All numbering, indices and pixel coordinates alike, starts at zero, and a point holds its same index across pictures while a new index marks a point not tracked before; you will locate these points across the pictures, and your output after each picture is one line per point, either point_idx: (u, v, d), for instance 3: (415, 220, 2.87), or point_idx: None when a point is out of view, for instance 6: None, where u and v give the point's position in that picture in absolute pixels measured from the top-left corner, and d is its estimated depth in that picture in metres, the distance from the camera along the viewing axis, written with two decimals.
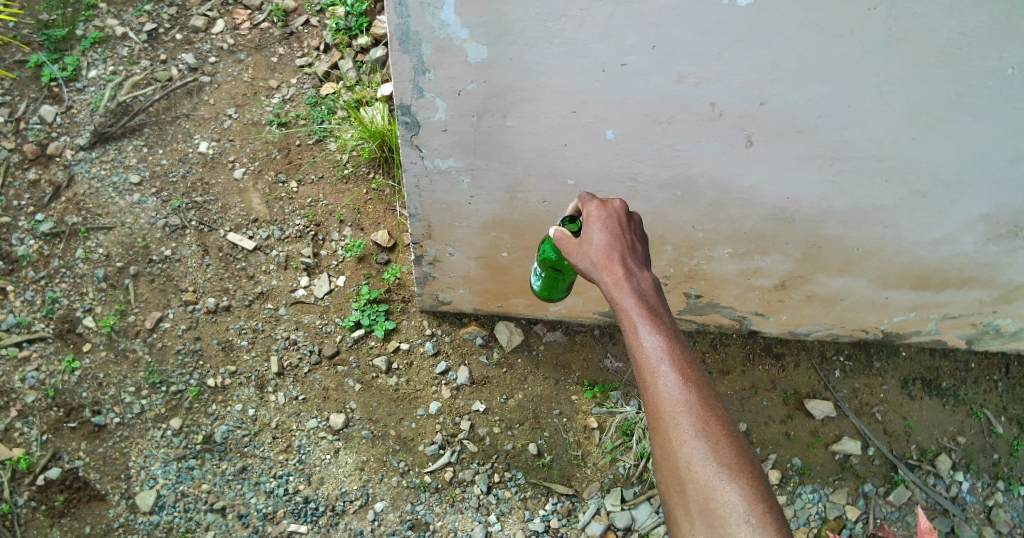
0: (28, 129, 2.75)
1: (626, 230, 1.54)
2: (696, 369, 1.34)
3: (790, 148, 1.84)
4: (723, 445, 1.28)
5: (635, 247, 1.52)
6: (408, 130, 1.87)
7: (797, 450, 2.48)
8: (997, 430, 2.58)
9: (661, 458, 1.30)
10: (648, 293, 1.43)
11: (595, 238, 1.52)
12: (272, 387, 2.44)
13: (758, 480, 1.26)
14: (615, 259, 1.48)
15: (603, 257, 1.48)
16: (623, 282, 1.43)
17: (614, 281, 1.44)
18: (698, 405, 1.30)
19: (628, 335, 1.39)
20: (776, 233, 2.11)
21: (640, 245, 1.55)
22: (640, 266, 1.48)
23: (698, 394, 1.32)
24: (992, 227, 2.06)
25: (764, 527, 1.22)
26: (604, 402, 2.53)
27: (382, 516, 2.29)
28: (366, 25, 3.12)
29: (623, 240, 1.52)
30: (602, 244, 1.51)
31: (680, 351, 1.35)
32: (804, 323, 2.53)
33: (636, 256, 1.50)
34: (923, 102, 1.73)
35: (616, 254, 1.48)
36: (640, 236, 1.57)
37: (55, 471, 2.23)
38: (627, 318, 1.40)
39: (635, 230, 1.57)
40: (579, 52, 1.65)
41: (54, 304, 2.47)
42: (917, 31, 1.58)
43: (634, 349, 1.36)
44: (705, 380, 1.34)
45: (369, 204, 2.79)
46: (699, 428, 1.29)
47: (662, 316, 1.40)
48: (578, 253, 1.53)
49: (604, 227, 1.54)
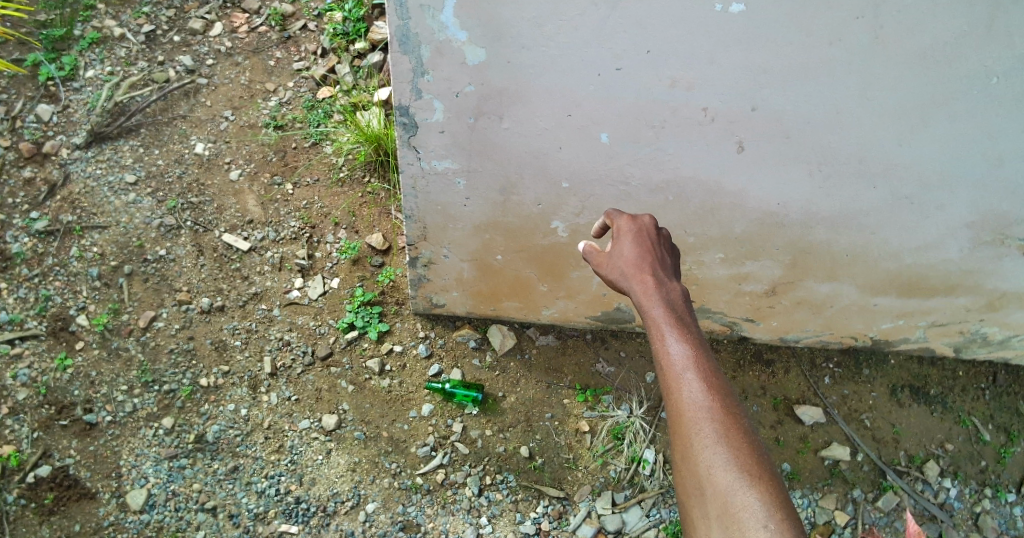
0: (24, 127, 2.75)
1: (656, 244, 1.58)
2: (721, 379, 1.38)
3: (779, 152, 1.87)
4: (743, 452, 1.30)
5: (665, 259, 1.56)
6: (406, 131, 1.89)
7: (787, 455, 2.51)
8: (984, 437, 2.60)
9: (682, 462, 1.34)
10: (676, 304, 1.48)
11: (626, 250, 1.57)
12: (265, 388, 2.45)
13: (777, 488, 1.28)
14: (645, 269, 1.52)
15: (633, 267, 1.52)
16: (653, 291, 1.48)
17: (643, 290, 1.49)
18: (721, 412, 1.34)
19: (655, 344, 1.43)
20: (765, 237, 2.14)
21: (669, 258, 1.59)
22: (670, 278, 1.52)
23: (721, 403, 1.35)
24: (979, 233, 2.09)
25: (782, 532, 1.23)
26: (596, 406, 2.54)
27: (373, 517, 2.30)
28: (363, 30, 3.14)
29: (654, 252, 1.56)
30: (633, 254, 1.55)
31: (707, 361, 1.39)
32: (793, 329, 2.55)
33: (666, 268, 1.54)
34: (909, 108, 1.76)
35: (647, 265, 1.52)
36: (670, 250, 1.61)
37: (45, 469, 2.23)
38: (655, 326, 1.44)
39: (665, 244, 1.60)
40: (573, 55, 1.68)
41: (47, 302, 2.47)
42: (903, 38, 1.61)
43: (661, 358, 1.41)
44: (729, 389, 1.37)
45: (365, 207, 2.80)
46: (721, 434, 1.32)
47: (690, 327, 1.44)
48: (607, 264, 1.57)
49: (634, 240, 1.58)
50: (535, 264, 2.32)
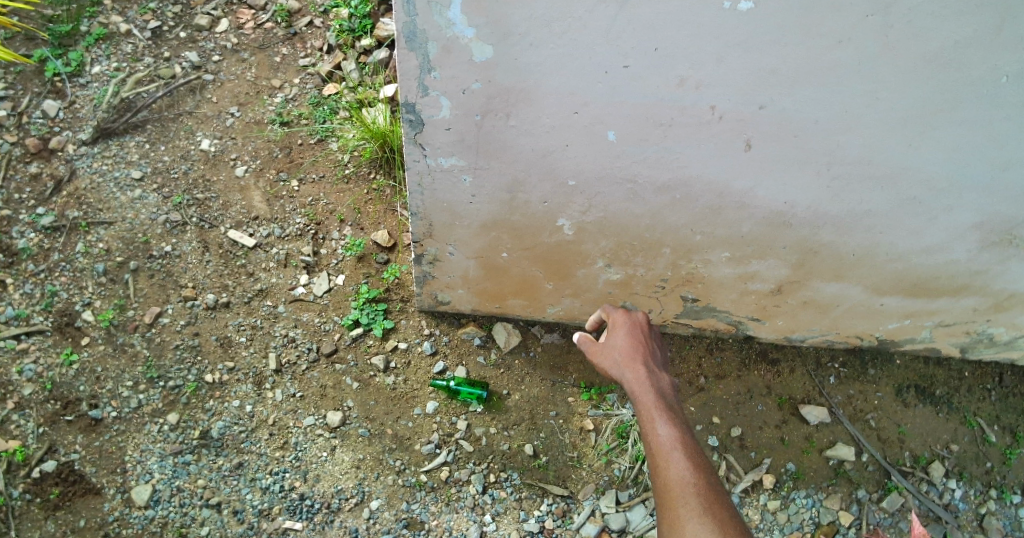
0: (30, 123, 2.75)
1: (646, 339, 1.78)
2: (705, 460, 1.50)
3: (786, 152, 1.86)
4: (726, 524, 1.40)
5: (654, 354, 1.76)
6: (411, 128, 1.89)
7: (791, 454, 2.51)
8: (990, 438, 2.59)
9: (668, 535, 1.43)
10: (664, 391, 1.64)
11: (619, 342, 1.76)
12: (270, 384, 2.45)
13: None
14: (636, 360, 1.71)
15: (626, 357, 1.71)
16: (644, 379, 1.66)
17: (635, 377, 1.67)
18: (705, 488, 1.45)
19: (645, 426, 1.57)
20: (771, 237, 2.13)
21: (658, 354, 1.78)
22: (658, 370, 1.70)
23: (705, 480, 1.46)
24: (986, 234, 2.08)
25: None
26: (600, 404, 2.53)
27: (377, 514, 2.30)
28: (369, 26, 3.13)
29: (645, 348, 1.76)
30: (626, 348, 1.74)
31: (692, 442, 1.52)
32: (798, 329, 2.55)
33: (655, 361, 1.73)
34: (918, 110, 1.75)
35: (638, 357, 1.71)
36: (658, 347, 1.80)
37: (50, 464, 2.24)
38: (645, 410, 1.59)
39: (654, 341, 1.80)
40: (580, 54, 1.67)
41: (52, 298, 2.48)
42: (913, 39, 1.61)
43: (650, 437, 1.54)
44: (712, 469, 1.49)
45: (370, 204, 2.80)
46: (704, 507, 1.42)
47: (677, 414, 1.59)
48: (602, 354, 1.76)
49: (627, 335, 1.77)
50: (541, 262, 2.32)
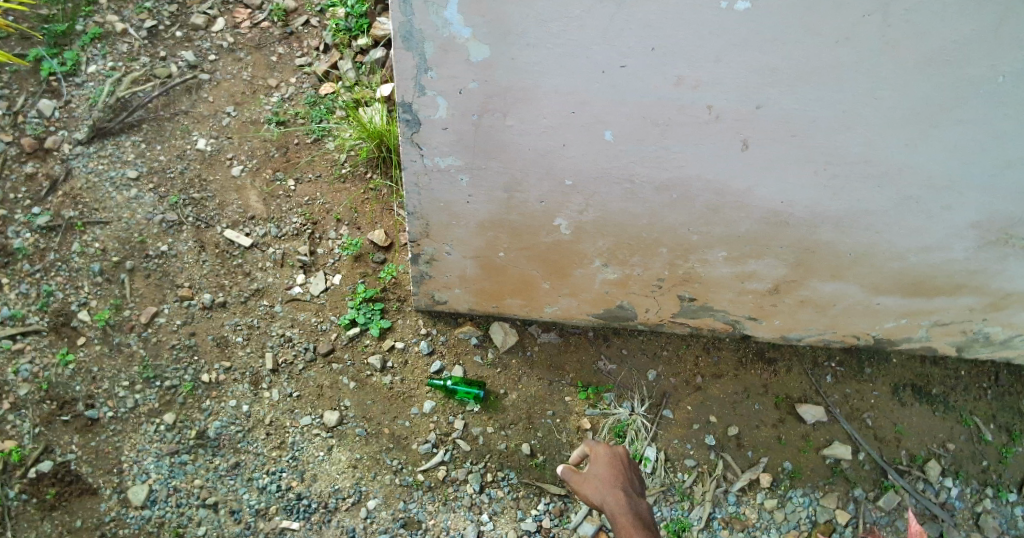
0: (25, 122, 2.74)
1: (625, 467, 1.88)
2: None
3: (785, 151, 1.86)
4: None
5: (632, 481, 1.87)
6: (409, 128, 1.88)
7: (788, 453, 2.51)
8: (986, 437, 2.59)
9: None
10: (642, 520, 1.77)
11: (599, 471, 1.86)
12: (267, 384, 2.45)
13: None
14: (616, 491, 1.82)
15: (606, 489, 1.82)
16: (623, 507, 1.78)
17: (615, 504, 1.79)
18: None
19: None
20: (770, 236, 2.13)
21: (637, 482, 1.88)
22: (636, 497, 1.82)
23: None
24: (983, 234, 2.09)
25: None
26: (598, 404, 2.54)
27: (374, 514, 2.30)
28: (366, 26, 3.13)
29: (623, 475, 1.86)
30: (607, 476, 1.85)
31: None
32: (796, 328, 2.55)
33: (633, 491, 1.84)
34: (916, 109, 1.76)
35: (617, 486, 1.82)
36: (636, 473, 1.90)
37: (47, 464, 2.23)
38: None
39: (633, 468, 1.90)
40: (579, 53, 1.67)
41: (48, 297, 2.47)
42: (911, 38, 1.61)
43: None
44: None
45: (367, 204, 2.80)
46: None
47: None
48: (584, 484, 1.85)
49: (606, 464, 1.88)
50: (539, 262, 2.31)
